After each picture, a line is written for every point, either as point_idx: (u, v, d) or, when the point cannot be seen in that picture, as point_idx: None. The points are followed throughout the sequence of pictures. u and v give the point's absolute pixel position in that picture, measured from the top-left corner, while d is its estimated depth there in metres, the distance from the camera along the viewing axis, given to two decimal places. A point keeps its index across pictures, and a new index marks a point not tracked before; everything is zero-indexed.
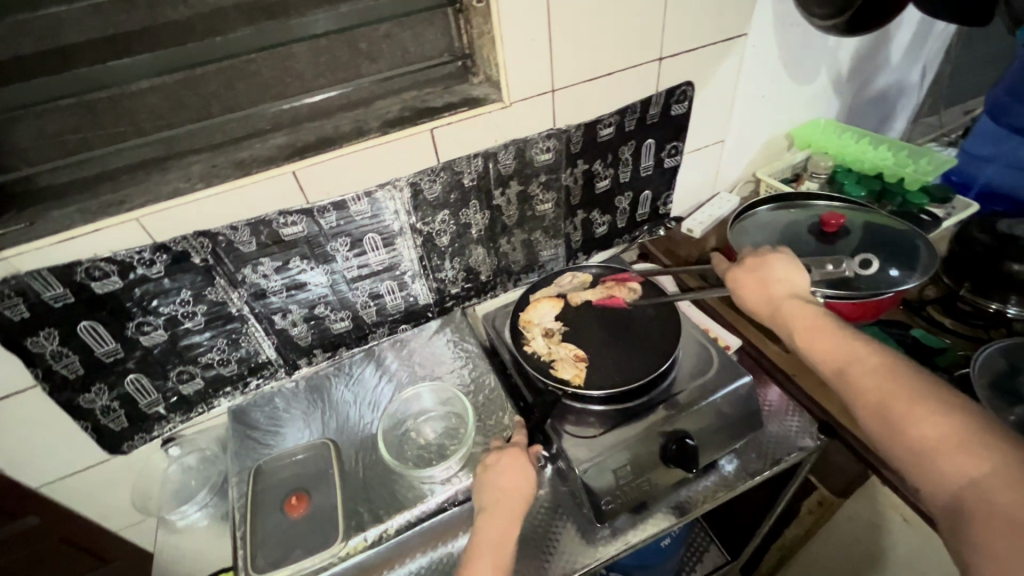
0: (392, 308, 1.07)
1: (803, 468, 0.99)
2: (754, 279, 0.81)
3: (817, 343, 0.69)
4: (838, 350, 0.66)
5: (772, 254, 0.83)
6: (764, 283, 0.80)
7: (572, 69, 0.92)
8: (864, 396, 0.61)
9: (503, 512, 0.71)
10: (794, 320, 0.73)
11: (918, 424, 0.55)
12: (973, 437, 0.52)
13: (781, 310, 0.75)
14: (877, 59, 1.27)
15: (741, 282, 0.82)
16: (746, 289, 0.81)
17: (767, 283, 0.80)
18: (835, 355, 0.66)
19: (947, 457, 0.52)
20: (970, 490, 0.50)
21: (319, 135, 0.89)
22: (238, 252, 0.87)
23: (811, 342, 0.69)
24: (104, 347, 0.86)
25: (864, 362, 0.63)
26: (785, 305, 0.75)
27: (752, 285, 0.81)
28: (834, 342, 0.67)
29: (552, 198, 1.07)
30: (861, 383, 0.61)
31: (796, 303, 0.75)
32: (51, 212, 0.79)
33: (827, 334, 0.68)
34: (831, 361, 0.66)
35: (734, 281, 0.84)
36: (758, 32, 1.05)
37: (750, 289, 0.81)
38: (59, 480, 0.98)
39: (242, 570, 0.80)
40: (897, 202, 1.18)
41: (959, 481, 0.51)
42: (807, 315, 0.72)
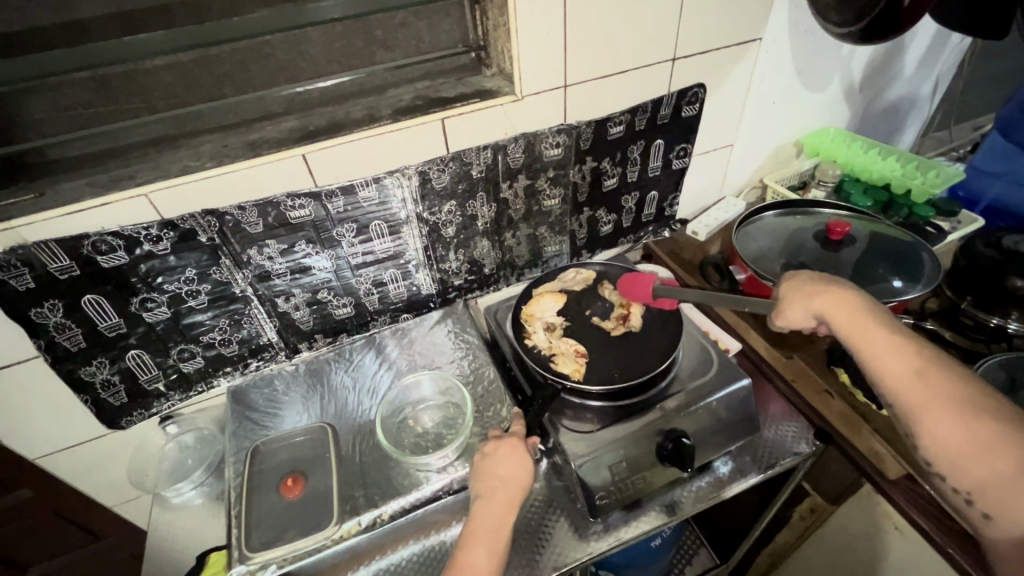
0: (395, 296, 1.07)
1: (796, 473, 0.99)
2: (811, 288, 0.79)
3: (890, 366, 0.69)
4: (907, 379, 0.67)
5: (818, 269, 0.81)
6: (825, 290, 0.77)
7: (585, 65, 0.92)
8: (944, 436, 0.64)
9: (499, 500, 0.71)
10: (861, 337, 0.72)
11: (999, 470, 0.60)
12: None
13: (844, 324, 0.74)
14: (889, 70, 1.27)
15: (795, 293, 0.80)
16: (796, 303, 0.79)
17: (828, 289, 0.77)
18: (909, 384, 0.67)
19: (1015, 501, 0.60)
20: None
21: (330, 119, 0.89)
22: (244, 233, 0.87)
23: (880, 363, 0.70)
24: (108, 321, 0.87)
25: (945, 401, 0.64)
26: (849, 321, 0.73)
27: (808, 294, 0.78)
28: (907, 367, 0.68)
29: (559, 194, 1.07)
30: (938, 420, 0.64)
31: (862, 317, 0.73)
32: (61, 184, 0.79)
33: (900, 358, 0.68)
34: (907, 388, 0.67)
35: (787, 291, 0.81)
36: (773, 37, 1.06)
37: (807, 298, 0.78)
38: (56, 452, 0.98)
39: (236, 549, 0.80)
40: (902, 214, 1.18)
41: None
42: (874, 336, 0.71)
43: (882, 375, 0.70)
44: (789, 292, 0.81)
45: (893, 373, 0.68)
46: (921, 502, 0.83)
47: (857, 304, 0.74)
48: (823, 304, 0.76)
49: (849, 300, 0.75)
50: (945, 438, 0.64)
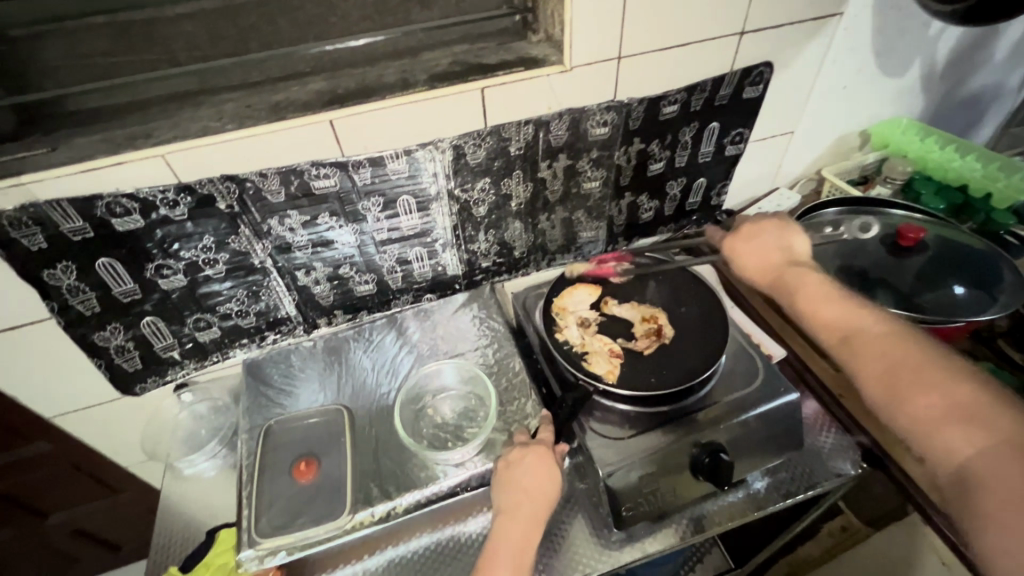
0: (419, 275, 1.01)
1: (833, 495, 0.93)
2: (754, 247, 0.80)
3: (821, 309, 0.68)
4: (836, 320, 0.66)
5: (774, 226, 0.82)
6: (764, 249, 0.79)
7: (644, 35, 0.83)
8: (870, 370, 0.60)
9: (523, 517, 0.68)
10: (797, 288, 0.72)
11: (924, 398, 0.55)
12: (968, 410, 0.52)
13: (780, 280, 0.75)
14: (977, 56, 1.14)
15: (738, 250, 0.81)
16: (741, 255, 0.81)
17: (768, 252, 0.79)
18: (837, 325, 0.65)
19: (942, 433, 0.53)
20: (969, 459, 0.50)
21: (361, 82, 0.81)
22: (266, 201, 0.82)
23: (813, 309, 0.69)
24: (122, 287, 0.83)
25: (868, 334, 0.62)
26: (787, 275, 0.74)
27: (751, 248, 0.80)
28: (840, 313, 0.66)
29: (601, 176, 0.99)
30: (859, 353, 0.61)
31: (795, 270, 0.74)
32: (74, 138, 0.74)
33: (830, 304, 0.67)
34: (834, 332, 0.65)
35: (729, 250, 0.83)
36: (854, 13, 0.94)
37: (748, 253, 0.80)
38: (71, 412, 0.97)
39: (246, 531, 0.79)
40: (978, 220, 1.08)
41: (956, 458, 0.51)
42: (807, 282, 0.71)
43: (814, 322, 0.68)
44: (733, 249, 0.82)
45: (823, 313, 0.67)
46: None
47: (792, 260, 0.76)
48: (758, 256, 0.79)
49: (786, 259, 0.77)
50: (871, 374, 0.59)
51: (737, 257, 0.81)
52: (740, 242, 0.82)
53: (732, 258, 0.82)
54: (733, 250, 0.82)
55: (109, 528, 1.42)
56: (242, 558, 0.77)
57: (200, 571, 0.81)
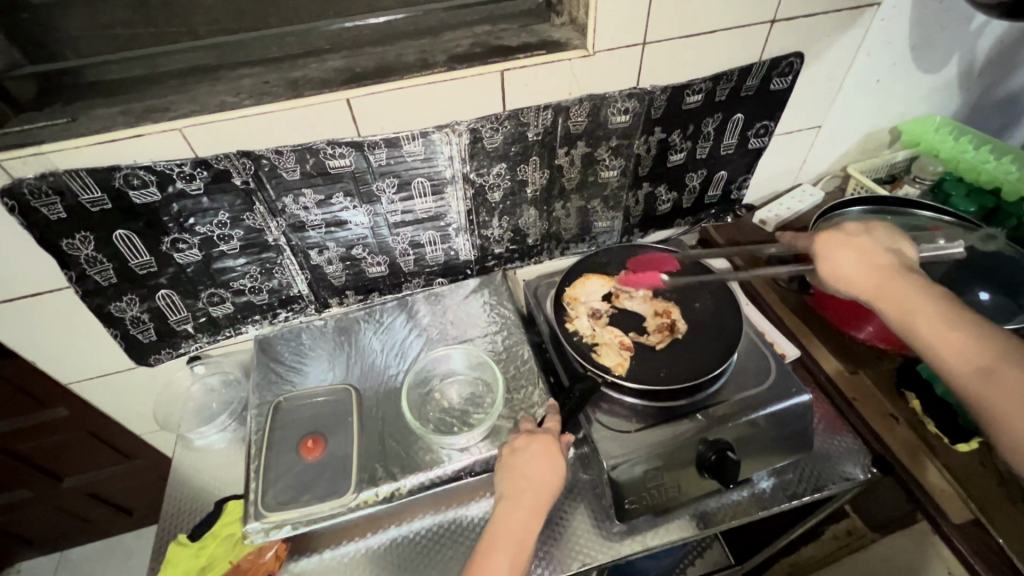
0: (432, 259, 1.01)
1: (839, 499, 0.92)
2: (854, 252, 0.71)
3: (949, 343, 0.62)
4: (969, 352, 0.61)
5: (861, 225, 0.74)
6: (864, 254, 0.70)
7: (670, 20, 0.81)
8: (1016, 424, 0.57)
9: (526, 505, 0.68)
10: (915, 311, 0.65)
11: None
12: None
13: (889, 296, 0.67)
14: (1019, 53, 1.09)
15: (831, 257, 0.72)
16: (839, 264, 0.71)
17: (867, 257, 0.70)
18: (970, 364, 0.61)
19: None
20: None
21: (379, 61, 0.80)
22: (281, 178, 0.82)
23: (940, 343, 0.63)
24: (138, 259, 0.84)
25: (1014, 381, 0.58)
26: (899, 291, 0.66)
27: (850, 253, 0.71)
28: (975, 351, 0.61)
29: (619, 165, 0.97)
30: (1004, 404, 0.58)
31: (910, 287, 0.66)
32: (94, 109, 0.74)
33: (956, 334, 0.62)
34: (969, 367, 0.61)
35: (822, 255, 0.72)
36: (893, 4, 0.90)
37: (845, 258, 0.71)
38: (88, 380, 0.99)
39: (253, 504, 0.80)
40: (1009, 225, 1.04)
41: None
42: (929, 308, 0.64)
43: (941, 355, 0.63)
44: (824, 252, 0.73)
45: (954, 351, 0.62)
46: (986, 551, 0.74)
47: (904, 272, 0.68)
48: (856, 262, 0.70)
49: (897, 268, 0.68)
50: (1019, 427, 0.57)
51: (834, 268, 0.71)
52: (837, 246, 0.72)
53: (823, 262, 0.73)
54: (826, 252, 0.72)
55: (122, 492, 1.46)
56: (248, 530, 0.78)
57: (207, 539, 0.83)
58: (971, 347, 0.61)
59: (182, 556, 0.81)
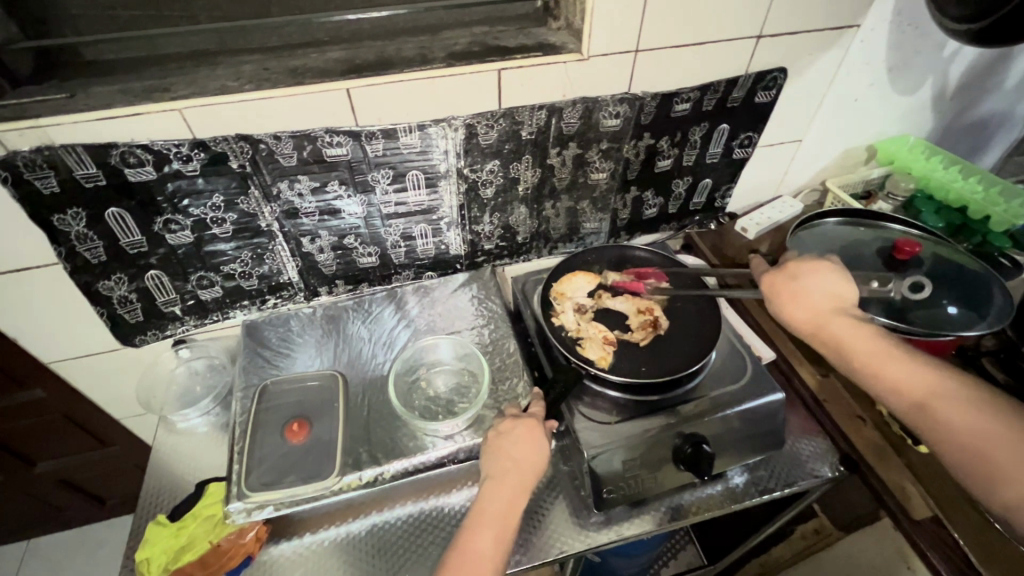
0: (422, 252, 1.03)
1: (808, 497, 0.95)
2: (807, 288, 0.75)
3: (899, 392, 0.65)
4: (907, 388, 0.64)
5: (805, 263, 0.78)
6: (793, 281, 0.77)
7: (662, 30, 0.84)
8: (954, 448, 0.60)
9: (510, 482, 0.70)
10: (850, 350, 0.69)
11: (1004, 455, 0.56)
12: None
13: (824, 322, 0.73)
14: (989, 80, 1.15)
15: (781, 309, 0.76)
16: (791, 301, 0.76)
17: (810, 299, 0.75)
18: (892, 380, 0.66)
19: None
20: None
21: (379, 55, 0.82)
22: (277, 164, 0.83)
23: (879, 381, 0.67)
24: (129, 238, 0.84)
25: (956, 429, 0.60)
26: (835, 334, 0.71)
27: (800, 311, 0.75)
28: (914, 386, 0.64)
29: (608, 168, 1.00)
30: (912, 394, 0.64)
31: (844, 327, 0.71)
32: (92, 87, 0.75)
33: (895, 372, 0.66)
34: (913, 406, 0.63)
35: (772, 302, 0.77)
36: (872, 26, 0.95)
37: (789, 302, 0.76)
38: (70, 359, 0.98)
39: (235, 485, 0.80)
40: (974, 241, 1.08)
41: None
42: (864, 334, 0.69)
43: (896, 407, 0.65)
44: (775, 294, 0.77)
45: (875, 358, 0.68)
46: (944, 547, 0.77)
47: (841, 312, 0.73)
48: (796, 302, 0.75)
49: (832, 310, 0.73)
50: (945, 433, 0.61)
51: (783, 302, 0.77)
52: (777, 287, 0.77)
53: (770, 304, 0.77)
54: (771, 290, 0.77)
55: (96, 480, 1.44)
56: (230, 510, 0.79)
57: (187, 520, 0.83)
58: (887, 357, 0.67)
59: (161, 536, 0.81)
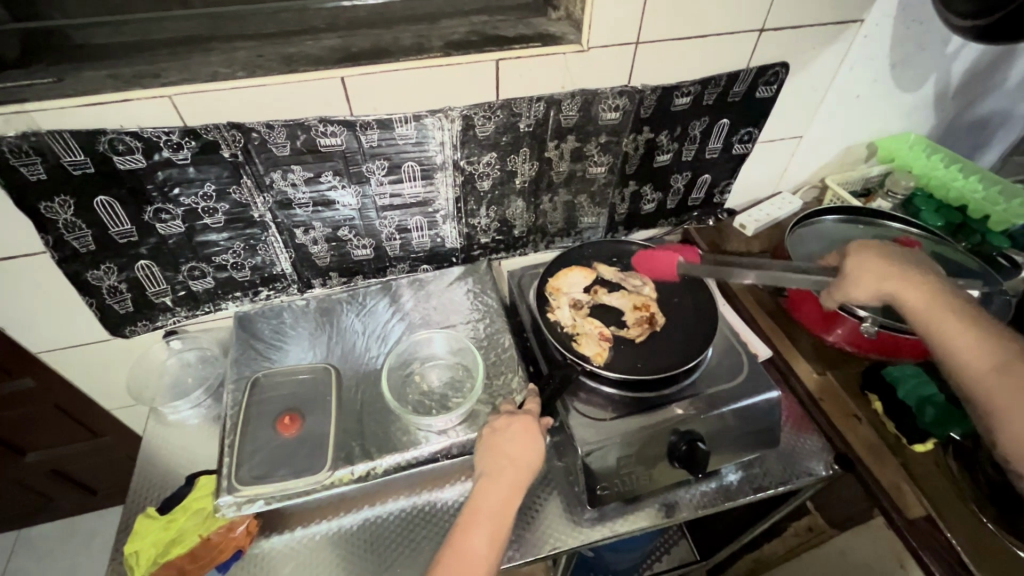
0: (418, 245, 1.02)
1: (802, 495, 0.95)
2: (880, 265, 0.76)
3: (969, 353, 0.65)
4: (981, 351, 0.65)
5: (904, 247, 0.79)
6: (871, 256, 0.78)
7: (664, 21, 0.83)
8: (1012, 409, 0.61)
9: (505, 479, 0.69)
10: (933, 314, 0.70)
11: None
12: None
13: (900, 291, 0.74)
14: (991, 78, 1.14)
15: (867, 278, 0.77)
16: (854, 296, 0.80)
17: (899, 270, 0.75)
18: (965, 342, 0.66)
19: None
20: None
21: (375, 43, 0.80)
22: (270, 153, 0.81)
23: (955, 343, 0.67)
24: (119, 227, 0.83)
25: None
26: (919, 300, 0.72)
27: (882, 281, 0.76)
28: (986, 350, 0.64)
29: (607, 162, 0.99)
30: (973, 367, 0.65)
31: (930, 294, 0.72)
32: (80, 72, 0.73)
33: (971, 336, 0.66)
34: (983, 366, 0.64)
35: (860, 271, 0.78)
36: (876, 21, 0.94)
37: (878, 272, 0.76)
38: (59, 349, 0.97)
39: (226, 478, 0.79)
40: (972, 240, 1.08)
41: None
42: (934, 308, 0.70)
43: (963, 366, 0.65)
44: (865, 264, 0.78)
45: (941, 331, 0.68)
46: (937, 548, 0.76)
47: (928, 282, 0.73)
48: (883, 272, 0.76)
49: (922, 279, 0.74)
50: (996, 408, 0.62)
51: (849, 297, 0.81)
52: (870, 258, 0.78)
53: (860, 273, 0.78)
54: (864, 259, 0.79)
55: (88, 471, 1.43)
56: (220, 504, 0.78)
57: (177, 513, 0.82)
58: (951, 331, 0.67)
59: (151, 529, 0.80)
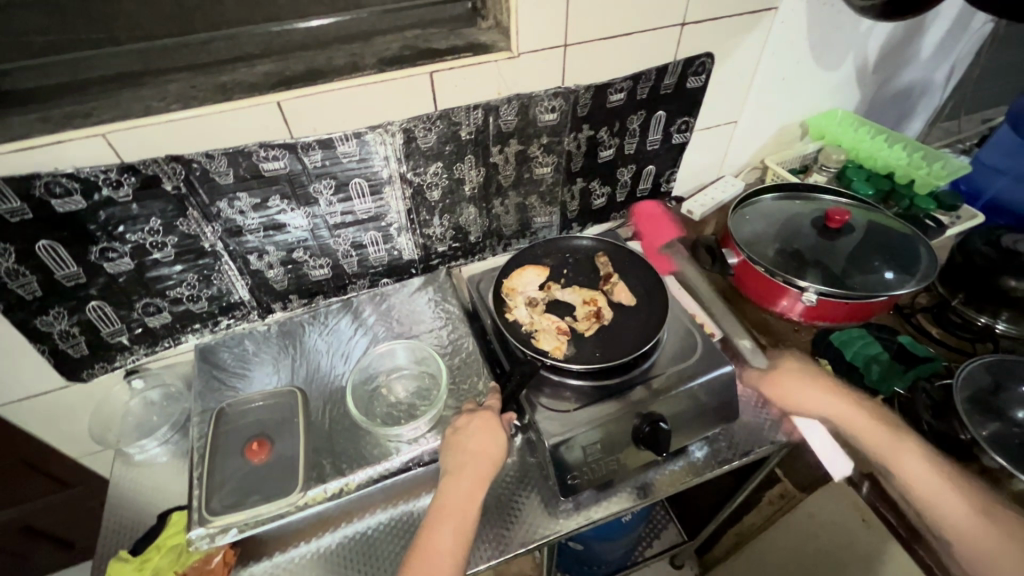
0: (375, 260, 1.03)
1: (769, 462, 0.99)
2: (810, 382, 0.87)
3: (912, 468, 0.75)
4: (914, 466, 0.75)
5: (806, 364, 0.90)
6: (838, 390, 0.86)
7: (589, 23, 0.86)
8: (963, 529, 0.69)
9: (468, 476, 0.72)
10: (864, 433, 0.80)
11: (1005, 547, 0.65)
12: None
13: (886, 445, 0.78)
14: (906, 51, 1.21)
15: (804, 386, 0.87)
16: (784, 400, 0.88)
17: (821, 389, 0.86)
18: (900, 455, 0.76)
19: None
20: None
21: (309, 65, 0.82)
22: (213, 183, 0.82)
23: (894, 457, 0.76)
24: (65, 270, 0.81)
25: (968, 506, 0.70)
26: (851, 419, 0.82)
27: (812, 395, 0.86)
28: (920, 466, 0.74)
29: (552, 162, 1.02)
30: (909, 465, 0.75)
31: (862, 414, 0.81)
32: (8, 117, 0.72)
33: (902, 449, 0.76)
34: (918, 483, 0.73)
35: (795, 385, 0.88)
36: (789, 8, 0.99)
37: (806, 387, 0.87)
38: (13, 401, 0.95)
39: (196, 511, 0.79)
40: (903, 205, 1.14)
41: None
42: (875, 429, 0.79)
43: (909, 480, 0.74)
44: (798, 379, 0.88)
45: (895, 450, 0.77)
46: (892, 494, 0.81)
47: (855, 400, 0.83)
48: (814, 393, 0.86)
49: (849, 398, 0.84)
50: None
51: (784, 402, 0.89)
52: (792, 371, 0.89)
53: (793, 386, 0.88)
54: (790, 372, 0.89)
55: (59, 524, 1.38)
56: (193, 537, 0.77)
57: (150, 552, 0.81)
58: (908, 449, 0.76)
59: (123, 572, 0.79)
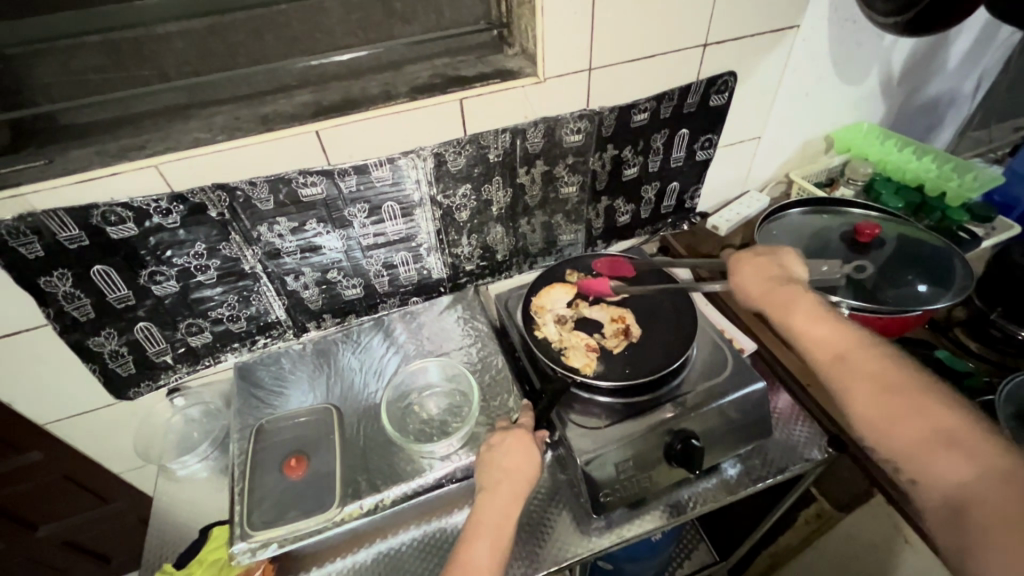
0: (405, 279, 1.06)
1: (806, 480, 0.97)
2: (755, 272, 0.81)
3: (819, 341, 0.69)
4: (830, 341, 0.69)
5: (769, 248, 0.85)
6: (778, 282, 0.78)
7: (613, 47, 0.88)
8: (858, 399, 0.63)
9: (504, 492, 0.73)
10: (791, 309, 0.73)
11: (892, 413, 0.60)
12: (950, 439, 0.56)
13: (803, 318, 0.72)
14: (931, 63, 1.20)
15: (748, 271, 0.82)
16: (741, 284, 0.82)
17: (766, 274, 0.80)
18: (815, 329, 0.70)
19: (928, 459, 0.57)
20: (958, 491, 0.53)
21: (345, 95, 0.85)
22: (255, 209, 0.86)
23: (808, 331, 0.71)
24: (116, 293, 0.86)
25: (870, 374, 0.63)
26: (784, 297, 0.75)
27: (753, 280, 0.81)
28: (833, 339, 0.68)
29: (577, 181, 1.04)
30: (820, 335, 0.69)
31: (792, 293, 0.75)
32: (70, 151, 0.77)
33: (823, 327, 0.70)
34: (829, 353, 0.68)
35: (740, 271, 0.83)
36: (810, 26, 1.01)
37: (749, 275, 0.82)
38: (64, 418, 0.99)
39: (238, 526, 0.81)
40: (934, 218, 1.12)
41: (946, 482, 0.55)
42: (801, 304, 0.73)
43: (813, 351, 0.69)
44: (737, 265, 0.84)
45: (819, 327, 0.70)
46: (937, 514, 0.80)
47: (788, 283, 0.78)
48: (748, 277, 0.81)
49: (785, 281, 0.78)
50: (956, 472, 0.54)
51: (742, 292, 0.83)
52: (742, 262, 0.84)
53: (735, 275, 0.83)
54: (739, 265, 0.84)
55: (99, 538, 1.42)
56: (235, 551, 0.79)
57: (193, 566, 0.84)
58: (827, 326, 0.70)
59: None
